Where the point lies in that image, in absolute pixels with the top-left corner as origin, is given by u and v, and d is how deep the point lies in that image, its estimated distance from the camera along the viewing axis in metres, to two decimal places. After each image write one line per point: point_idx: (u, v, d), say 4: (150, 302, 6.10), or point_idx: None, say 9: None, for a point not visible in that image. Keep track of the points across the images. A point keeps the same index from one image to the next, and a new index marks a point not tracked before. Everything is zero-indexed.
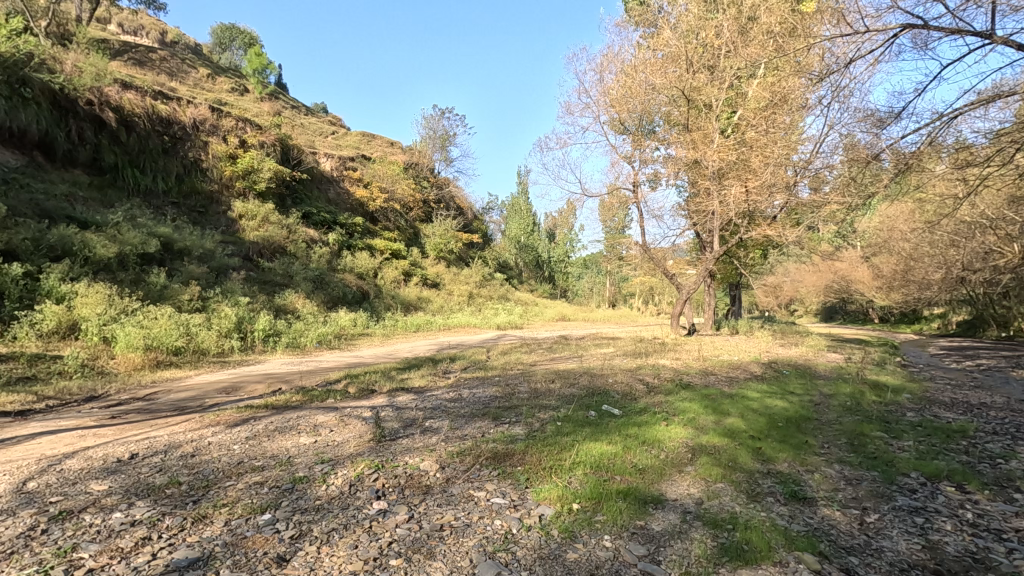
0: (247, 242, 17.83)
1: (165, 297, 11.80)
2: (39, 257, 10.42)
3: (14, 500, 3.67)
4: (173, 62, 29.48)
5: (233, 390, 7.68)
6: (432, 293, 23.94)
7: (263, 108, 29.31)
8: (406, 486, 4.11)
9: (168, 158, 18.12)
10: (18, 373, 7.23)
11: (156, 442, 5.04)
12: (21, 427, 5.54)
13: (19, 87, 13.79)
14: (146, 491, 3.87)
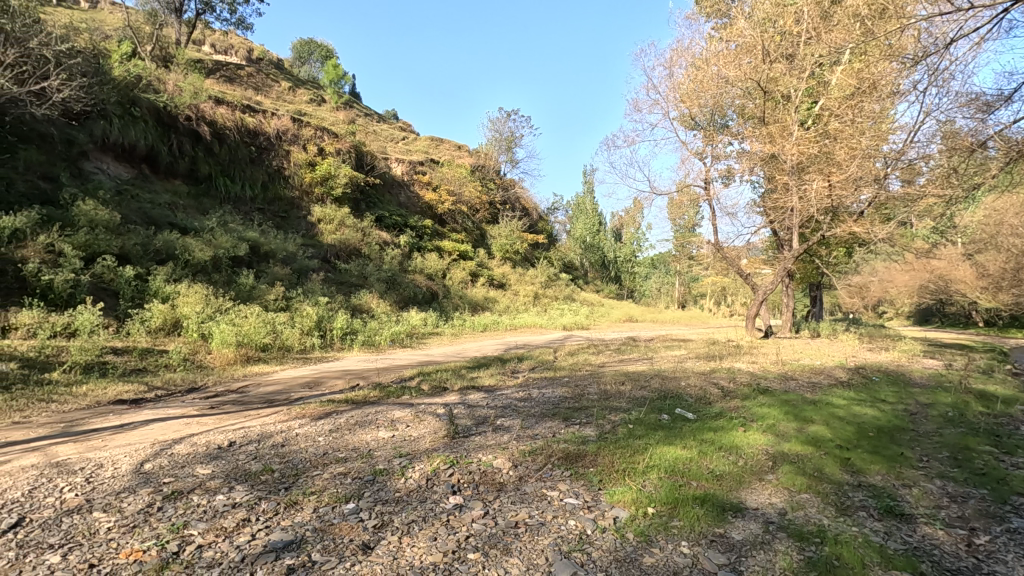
0: (325, 245, 18.79)
1: (254, 296, 12.65)
2: (147, 261, 11.49)
3: (134, 479, 4.08)
4: (258, 78, 31.52)
5: (315, 384, 8.13)
6: (498, 293, 24.21)
7: (339, 117, 30.76)
8: (480, 482, 4.20)
9: (255, 167, 19.41)
10: (131, 365, 7.99)
11: (250, 431, 5.43)
12: (134, 414, 6.14)
13: (129, 107, 15.51)
14: (244, 477, 4.19)
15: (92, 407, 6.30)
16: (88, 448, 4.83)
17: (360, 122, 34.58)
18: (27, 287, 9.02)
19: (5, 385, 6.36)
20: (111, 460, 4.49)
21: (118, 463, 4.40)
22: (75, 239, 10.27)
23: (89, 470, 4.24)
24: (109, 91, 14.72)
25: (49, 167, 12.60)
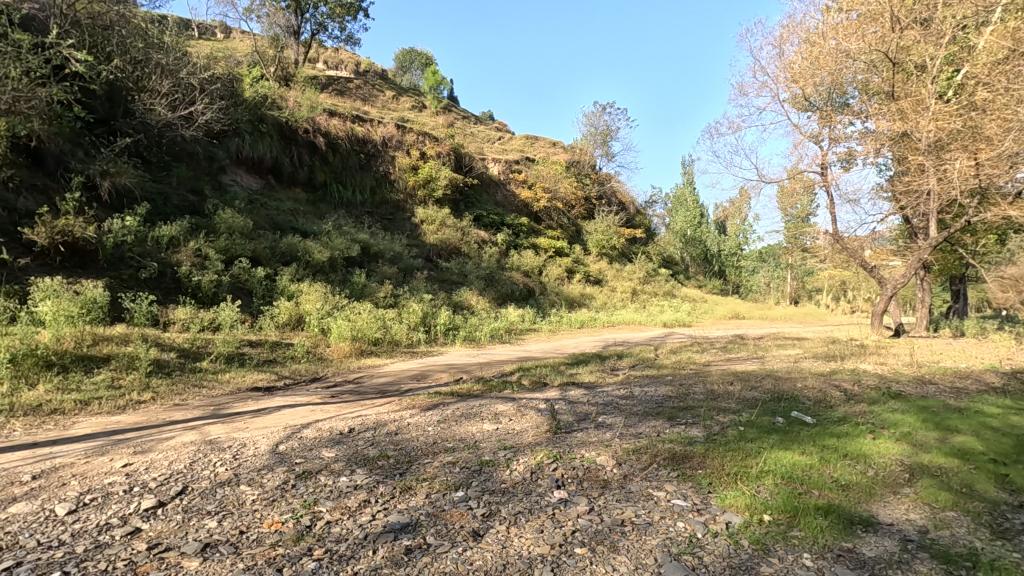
0: (428, 245, 19.65)
1: (365, 294, 13.55)
2: (275, 262, 12.72)
3: (271, 458, 4.55)
4: (365, 89, 33.64)
5: (422, 377, 8.57)
6: (595, 290, 23.95)
7: (438, 121, 32.01)
8: (584, 478, 4.20)
9: (364, 173, 20.76)
10: (264, 356, 8.87)
11: (367, 419, 5.84)
12: (269, 400, 6.84)
13: (257, 124, 17.21)
14: (363, 461, 4.52)
15: (234, 393, 7.12)
16: (233, 428, 5.46)
17: (458, 125, 35.77)
18: (181, 287, 10.35)
19: (166, 371, 7.36)
20: (252, 440, 5.04)
21: (258, 443, 4.93)
22: (217, 245, 11.64)
23: (235, 448, 4.79)
24: (241, 111, 16.46)
25: (196, 181, 14.35)
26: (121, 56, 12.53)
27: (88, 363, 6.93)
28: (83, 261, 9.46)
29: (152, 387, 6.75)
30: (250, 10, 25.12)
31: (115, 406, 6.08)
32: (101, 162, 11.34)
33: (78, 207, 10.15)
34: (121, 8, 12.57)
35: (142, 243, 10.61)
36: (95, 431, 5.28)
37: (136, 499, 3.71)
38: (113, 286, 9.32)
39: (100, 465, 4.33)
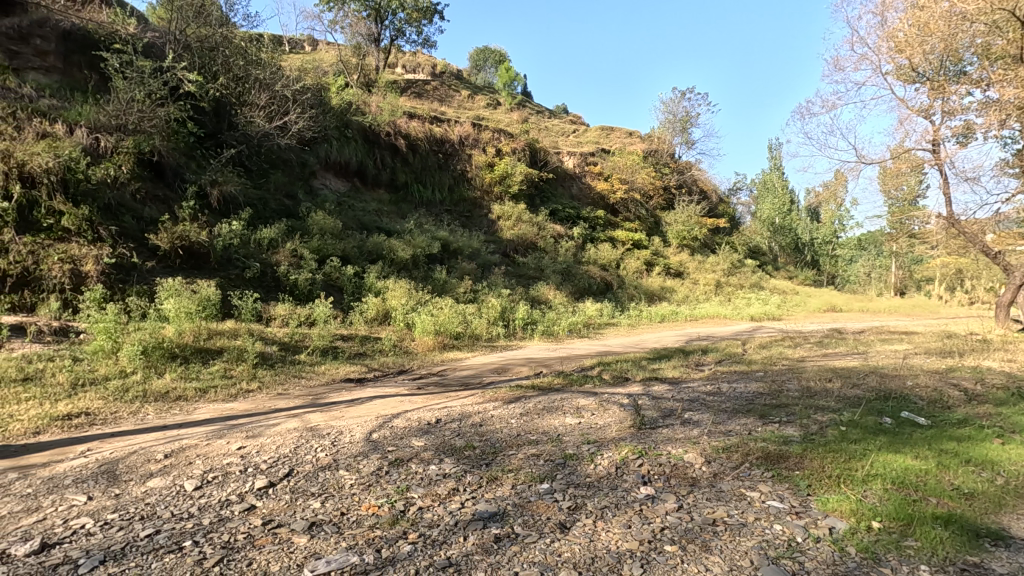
0: (505, 240, 19.87)
1: (446, 289, 13.95)
2: (362, 260, 13.39)
3: (366, 445, 4.82)
4: (442, 91, 34.52)
5: (503, 370, 8.71)
6: (676, 283, 23.17)
7: (513, 117, 32.23)
8: (672, 475, 4.10)
9: (443, 172, 21.34)
10: (355, 349, 9.37)
11: (452, 411, 6.03)
12: (361, 391, 7.24)
13: (343, 129, 18.17)
14: (451, 451, 4.67)
15: (330, 383, 7.61)
16: (331, 417, 5.84)
17: (532, 120, 35.79)
18: (280, 285, 11.17)
19: (270, 363, 7.98)
20: (347, 428, 5.36)
21: (353, 431, 5.24)
22: (311, 245, 12.44)
23: (333, 435, 5.11)
24: (330, 119, 17.43)
25: (291, 186, 15.39)
26: (225, 75, 13.78)
27: (205, 355, 7.65)
28: (197, 263, 10.46)
29: (258, 377, 7.36)
30: (334, 22, 26.49)
31: (227, 394, 6.69)
32: (210, 173, 12.45)
33: (193, 213, 11.22)
34: (224, 30, 13.74)
35: (247, 245, 11.55)
36: (212, 416, 5.84)
37: (250, 479, 4.07)
38: (222, 285, 10.22)
39: (219, 447, 4.78)
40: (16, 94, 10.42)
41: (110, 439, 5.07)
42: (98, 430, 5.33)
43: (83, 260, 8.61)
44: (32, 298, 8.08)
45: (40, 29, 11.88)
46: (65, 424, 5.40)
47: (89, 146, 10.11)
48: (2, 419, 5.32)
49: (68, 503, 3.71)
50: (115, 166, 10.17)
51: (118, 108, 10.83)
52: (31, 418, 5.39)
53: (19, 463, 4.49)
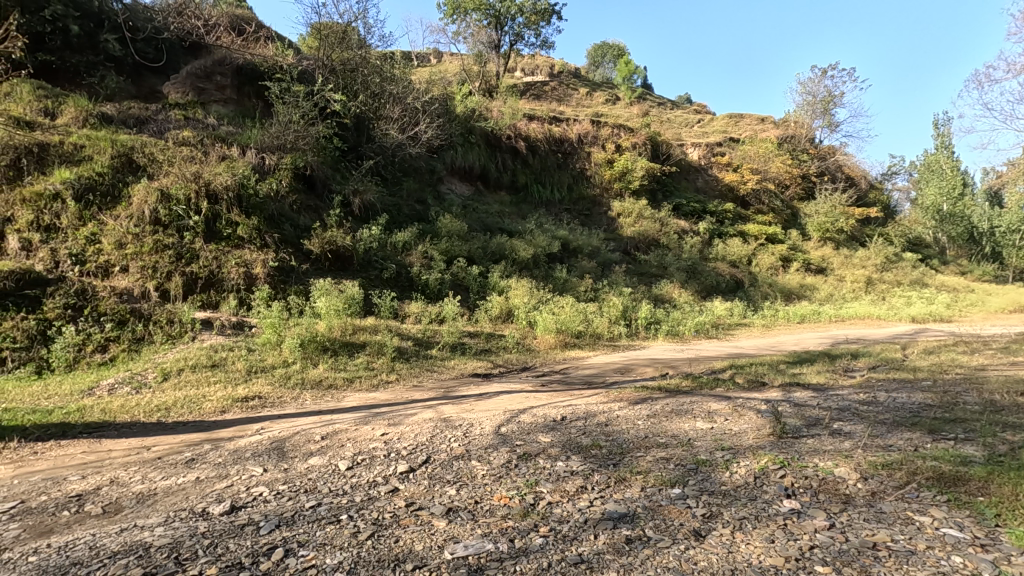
0: (626, 238, 19.43)
1: (567, 288, 14.00)
2: (486, 261, 13.91)
3: (495, 439, 5.01)
4: (560, 91, 34.69)
5: (626, 371, 8.54)
6: (818, 280, 21.05)
7: (633, 111, 31.41)
8: (821, 490, 3.74)
9: (562, 172, 21.45)
10: (481, 345, 9.73)
11: (577, 409, 6.05)
12: (487, 386, 7.53)
13: (467, 135, 18.99)
14: (577, 448, 4.70)
15: (459, 377, 8.03)
16: (462, 409, 6.15)
17: (653, 113, 34.60)
18: (413, 284, 11.98)
19: (405, 357, 8.60)
20: (477, 421, 5.60)
21: (483, 424, 5.47)
22: (440, 247, 13.17)
23: (465, 427, 5.37)
24: (455, 126, 18.29)
25: (421, 192, 16.43)
26: (364, 93, 15.00)
27: (350, 348, 8.44)
28: (343, 265, 11.57)
29: (396, 370, 7.99)
30: (457, 33, 27.58)
31: (370, 384, 7.33)
32: (353, 183, 13.68)
33: (339, 220, 12.43)
34: (362, 51, 14.96)
35: (384, 248, 12.53)
36: (358, 404, 6.43)
37: (393, 463, 4.42)
38: (364, 285, 11.22)
39: (366, 433, 5.27)
40: (203, 124, 12.33)
41: (278, 420, 5.80)
42: (268, 411, 6.14)
43: (253, 264, 9.95)
44: (215, 296, 9.48)
45: (220, 67, 13.90)
46: (243, 405, 6.28)
47: (257, 165, 11.61)
48: (197, 399, 6.34)
49: (249, 472, 4.33)
50: (277, 181, 11.59)
51: (279, 130, 12.36)
52: (218, 399, 6.35)
53: (211, 436, 5.31)
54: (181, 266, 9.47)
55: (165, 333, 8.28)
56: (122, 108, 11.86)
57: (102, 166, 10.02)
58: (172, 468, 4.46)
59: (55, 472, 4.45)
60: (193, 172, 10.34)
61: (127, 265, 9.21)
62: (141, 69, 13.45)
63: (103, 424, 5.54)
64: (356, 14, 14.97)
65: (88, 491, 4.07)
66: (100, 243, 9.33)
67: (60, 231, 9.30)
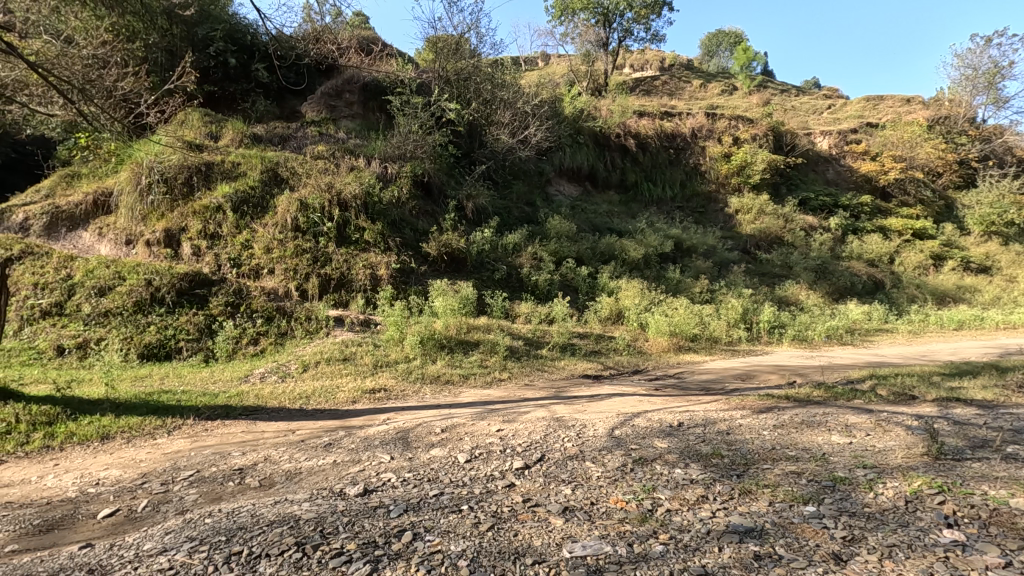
0: (745, 236, 18.25)
1: (681, 289, 13.45)
2: (595, 261, 13.80)
3: (609, 441, 4.95)
4: (671, 85, 33.46)
5: (747, 378, 8.00)
6: (980, 281, 18.27)
7: (752, 101, 29.43)
8: (993, 523, 3.23)
9: (674, 168, 20.68)
10: (591, 347, 9.64)
11: (695, 415, 5.79)
12: (599, 388, 7.46)
13: (575, 135, 18.93)
14: (696, 456, 4.51)
15: (569, 378, 8.04)
16: (574, 410, 6.17)
17: (776, 101, 32.13)
18: (524, 285, 12.21)
19: (517, 356, 8.78)
20: (591, 422, 5.59)
21: (597, 426, 5.44)
22: (549, 248, 13.27)
23: (578, 428, 5.38)
24: (565, 128, 18.31)
25: (531, 195, 16.73)
26: (477, 100, 15.43)
27: (465, 346, 8.78)
28: (458, 267, 12.09)
29: (508, 368, 8.19)
30: (565, 35, 27.48)
31: (484, 381, 7.60)
32: (466, 188, 14.22)
33: (453, 224, 13.00)
34: (475, 60, 15.45)
35: (496, 250, 12.88)
36: (474, 400, 6.69)
37: (510, 459, 4.55)
38: (477, 286, 11.65)
39: (482, 428, 5.46)
40: (335, 138, 13.51)
41: (401, 412, 6.21)
42: (393, 403, 6.59)
43: (377, 266, 10.72)
44: (346, 295, 10.35)
45: (349, 85, 15.13)
46: (371, 397, 6.79)
47: (381, 174, 12.50)
48: (331, 390, 6.96)
49: (379, 459, 4.68)
50: (398, 189, 12.38)
51: (400, 141, 13.20)
52: (350, 390, 6.93)
53: (345, 423, 5.82)
54: (317, 268, 10.44)
55: (304, 329, 9.19)
56: (269, 128, 13.35)
57: (254, 180, 11.35)
58: (314, 451, 4.95)
59: (221, 447, 5.13)
60: (327, 183, 11.39)
61: (273, 268, 10.37)
62: (284, 92, 15.05)
63: (257, 408, 6.29)
64: (469, 25, 15.53)
65: (248, 466, 4.65)
66: (252, 248, 10.61)
67: (221, 238, 10.72)
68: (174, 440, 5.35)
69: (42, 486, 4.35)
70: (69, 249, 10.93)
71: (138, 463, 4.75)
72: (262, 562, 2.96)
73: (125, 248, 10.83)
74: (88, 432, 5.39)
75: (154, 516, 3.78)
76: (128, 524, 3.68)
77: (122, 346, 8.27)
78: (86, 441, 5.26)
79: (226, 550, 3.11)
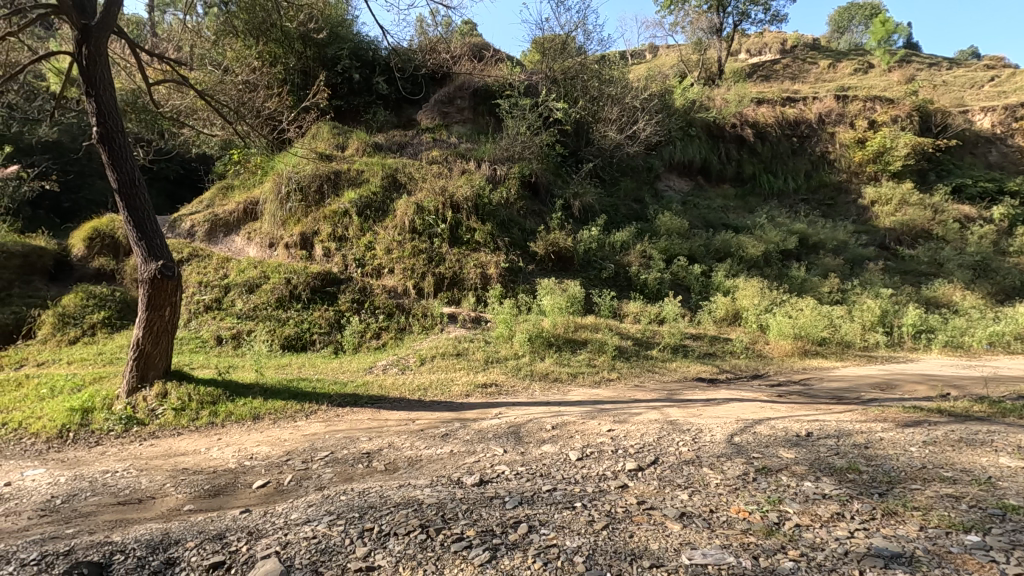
0: (883, 230, 16.40)
1: (807, 289, 12.40)
2: (709, 260, 13.14)
3: (729, 448, 4.71)
4: (794, 68, 30.94)
5: (889, 387, 7.18)
6: None
7: (892, 79, 26.32)
8: None
9: (798, 158, 19.11)
10: (705, 348, 9.20)
11: (827, 426, 5.33)
12: (715, 392, 7.12)
13: (687, 127, 18.14)
14: (829, 469, 4.15)
15: (682, 380, 7.75)
16: (689, 413, 5.93)
17: (923, 77, 28.45)
18: (632, 284, 11.96)
19: (626, 356, 8.63)
20: (708, 427, 5.35)
21: (714, 430, 5.21)
22: (659, 246, 12.86)
23: (694, 432, 5.19)
24: (675, 121, 17.61)
25: (639, 192, 16.36)
26: (585, 98, 15.29)
27: (574, 345, 8.78)
28: (565, 266, 12.11)
29: (617, 368, 8.08)
30: (674, 24, 26.23)
31: (593, 380, 7.57)
32: (573, 187, 14.22)
33: (561, 223, 13.04)
34: (581, 58, 15.35)
35: (603, 248, 12.72)
36: (583, 399, 6.68)
37: (622, 459, 4.49)
38: (584, 285, 11.62)
39: (593, 426, 5.45)
40: (447, 144, 14.15)
41: (513, 407, 6.37)
42: (504, 398, 6.78)
43: (488, 265, 11.06)
44: (458, 293, 10.80)
45: (460, 92, 15.72)
46: (483, 391, 7.05)
47: (490, 176, 12.89)
48: (446, 383, 7.30)
49: (493, 451, 4.85)
50: (507, 190, 12.67)
51: (509, 144, 13.52)
52: (463, 383, 7.25)
53: (460, 415, 6.08)
54: (432, 267, 11.00)
55: (421, 324, 9.74)
56: (389, 137, 14.28)
57: (376, 186, 12.23)
58: (433, 440, 5.24)
59: (352, 432, 5.60)
60: (441, 187, 11.98)
61: (393, 267, 11.08)
62: (401, 102, 15.99)
63: (380, 398, 6.77)
64: (576, 24, 15.45)
65: (374, 451, 5.03)
66: (374, 249, 11.42)
67: (348, 240, 11.66)
68: (312, 423, 5.93)
69: (209, 456, 5.03)
70: (226, 252, 12.49)
71: (282, 442, 5.33)
72: (391, 540, 3.20)
73: (269, 250, 12.14)
74: (243, 412, 6.14)
75: (297, 490, 4.23)
76: (277, 495, 4.15)
77: (268, 338, 9.31)
78: (242, 419, 6.01)
79: (360, 526, 3.40)
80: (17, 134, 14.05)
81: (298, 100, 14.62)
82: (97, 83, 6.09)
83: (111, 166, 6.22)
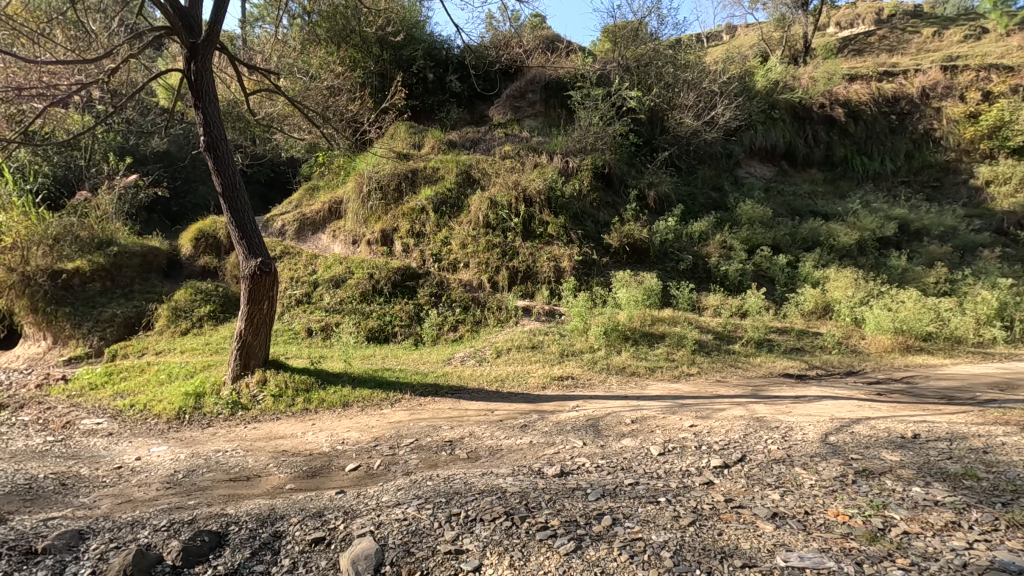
0: (1000, 213, 14.75)
1: (909, 279, 11.42)
2: (796, 249, 12.41)
3: (824, 447, 4.45)
4: (892, 39, 28.43)
5: (1010, 388, 6.47)
6: None
7: (1011, 43, 23.51)
8: None
9: (897, 137, 17.57)
10: (792, 343, 8.71)
11: (936, 427, 4.90)
12: (805, 389, 6.74)
13: (771, 110, 17.14)
14: (941, 475, 3.82)
15: (768, 376, 7.40)
16: (777, 411, 5.65)
17: None
18: (712, 276, 11.53)
19: (706, 350, 8.34)
20: (798, 426, 5.07)
21: (807, 429, 4.94)
22: (740, 236, 12.30)
23: (784, 430, 4.94)
24: (758, 104, 16.70)
25: (717, 180, 15.71)
26: (659, 84, 14.83)
27: (651, 338, 8.59)
28: (640, 258, 11.84)
29: (697, 363, 7.84)
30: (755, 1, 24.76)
31: (671, 375, 7.39)
32: (647, 177, 13.87)
33: (635, 214, 12.78)
34: (655, 44, 14.86)
35: (681, 239, 12.32)
36: (662, 394, 6.53)
37: (706, 456, 4.36)
38: (661, 278, 11.33)
39: (673, 422, 5.32)
40: (519, 138, 14.24)
41: (590, 400, 6.33)
42: (580, 391, 6.78)
43: (561, 258, 11.05)
44: (532, 286, 10.86)
45: (531, 85, 15.70)
46: (560, 383, 7.10)
47: (563, 168, 12.84)
48: (522, 375, 7.39)
49: (572, 443, 4.87)
50: (580, 182, 12.55)
51: (581, 135, 13.38)
52: (540, 375, 7.31)
53: (537, 407, 6.14)
54: (506, 261, 11.13)
55: (496, 318, 9.90)
56: (462, 134, 14.56)
57: (451, 183, 12.53)
58: (512, 430, 5.33)
59: (434, 420, 5.80)
60: (514, 181, 12.10)
61: (468, 262, 11.32)
62: (474, 99, 16.19)
63: (459, 388, 6.97)
64: (649, 9, 15.00)
65: (456, 439, 5.18)
66: (450, 244, 11.71)
67: (425, 236, 12.03)
68: (396, 411, 6.21)
69: (305, 440, 5.39)
70: (313, 248, 13.26)
71: (370, 429, 5.61)
72: (477, 525, 3.30)
73: (352, 246, 12.73)
74: (333, 400, 6.52)
75: (386, 474, 4.44)
76: (368, 478, 4.39)
77: (353, 330, 9.82)
78: (333, 406, 6.39)
79: (447, 510, 3.52)
80: (133, 146, 15.56)
81: (377, 103, 15.22)
82: (204, 96, 6.63)
83: (217, 172, 6.79)
